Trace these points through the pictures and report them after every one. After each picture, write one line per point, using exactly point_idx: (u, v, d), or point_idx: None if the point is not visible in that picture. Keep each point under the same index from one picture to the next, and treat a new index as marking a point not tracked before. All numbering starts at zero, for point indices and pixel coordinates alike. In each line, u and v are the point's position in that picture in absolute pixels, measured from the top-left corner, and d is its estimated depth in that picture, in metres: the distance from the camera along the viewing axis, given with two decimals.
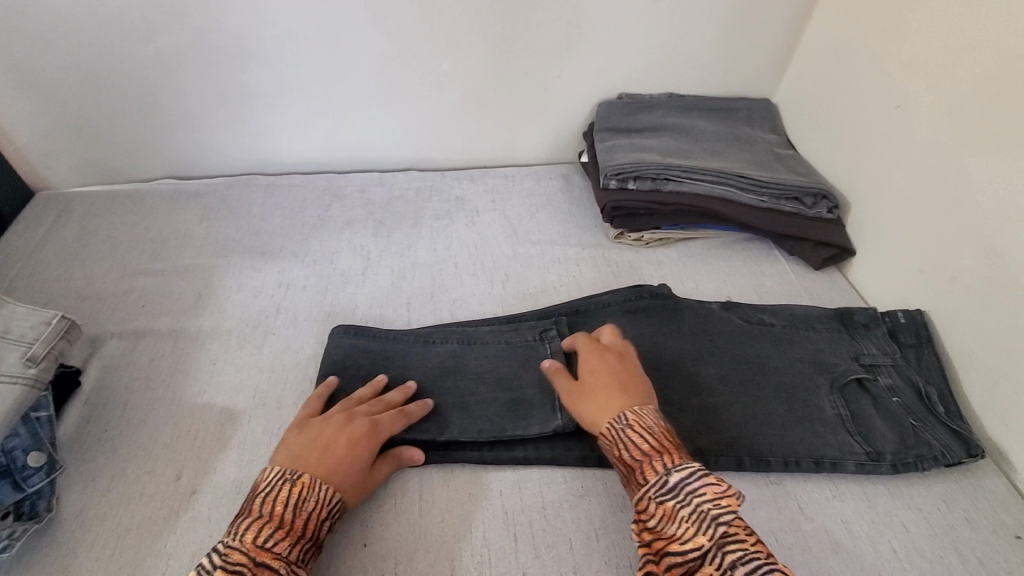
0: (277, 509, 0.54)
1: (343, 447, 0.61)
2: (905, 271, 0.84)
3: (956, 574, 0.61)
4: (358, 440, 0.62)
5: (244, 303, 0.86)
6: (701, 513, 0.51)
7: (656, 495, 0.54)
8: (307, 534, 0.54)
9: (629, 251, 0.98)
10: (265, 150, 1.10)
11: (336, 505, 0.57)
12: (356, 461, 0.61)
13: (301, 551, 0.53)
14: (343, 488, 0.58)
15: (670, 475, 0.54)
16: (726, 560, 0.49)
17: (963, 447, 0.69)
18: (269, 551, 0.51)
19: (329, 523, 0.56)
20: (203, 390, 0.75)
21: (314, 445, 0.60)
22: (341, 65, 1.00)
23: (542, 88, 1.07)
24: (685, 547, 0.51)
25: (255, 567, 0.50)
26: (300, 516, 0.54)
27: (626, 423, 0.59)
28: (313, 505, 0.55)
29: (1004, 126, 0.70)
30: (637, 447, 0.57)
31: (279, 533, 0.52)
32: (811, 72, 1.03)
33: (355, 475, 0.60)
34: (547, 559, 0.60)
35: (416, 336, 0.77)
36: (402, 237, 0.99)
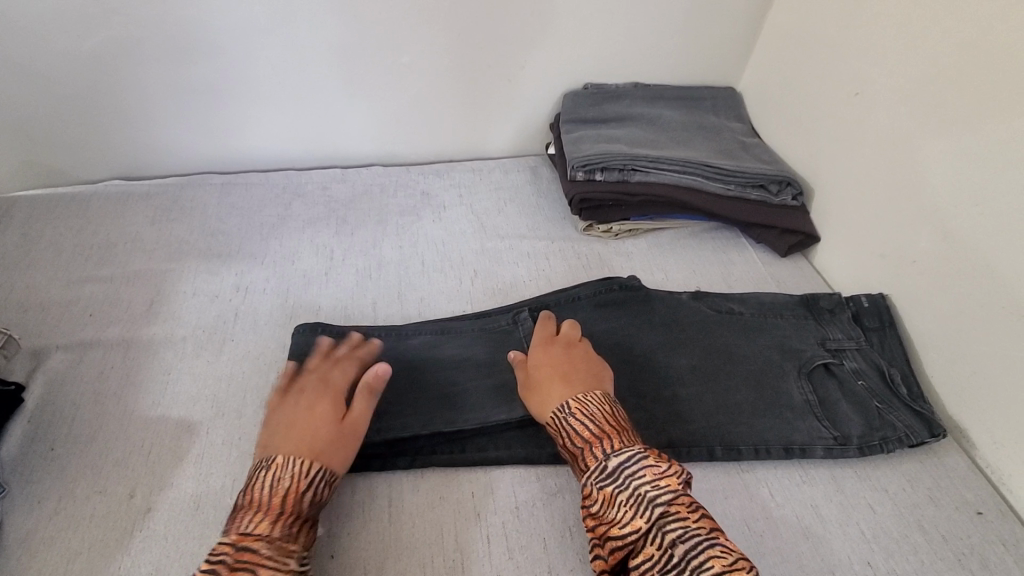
0: (253, 495, 0.54)
1: (305, 417, 0.60)
2: (867, 256, 0.85)
3: (921, 552, 0.62)
4: (319, 404, 0.61)
5: (200, 309, 0.82)
6: (639, 496, 0.53)
7: (597, 481, 0.55)
8: (287, 509, 0.53)
9: (598, 243, 0.97)
10: (220, 148, 1.05)
11: (313, 471, 0.56)
12: (323, 421, 0.60)
13: (285, 527, 0.52)
14: (320, 450, 0.57)
15: (609, 461, 0.56)
16: (665, 538, 0.50)
17: (925, 428, 0.70)
18: (248, 536, 0.51)
19: (314, 493, 0.55)
20: (158, 402, 0.71)
21: (280, 426, 0.59)
22: (297, 59, 0.96)
23: (506, 79, 1.05)
24: (625, 530, 0.52)
25: (238, 553, 0.49)
26: (275, 496, 0.53)
27: (569, 412, 0.60)
28: (289, 479, 0.54)
29: (958, 110, 0.71)
30: (578, 434, 0.58)
31: (257, 518, 0.52)
32: (772, 60, 1.04)
33: (325, 432, 0.59)
34: (520, 560, 0.59)
35: (388, 330, 0.76)
36: (366, 235, 0.96)
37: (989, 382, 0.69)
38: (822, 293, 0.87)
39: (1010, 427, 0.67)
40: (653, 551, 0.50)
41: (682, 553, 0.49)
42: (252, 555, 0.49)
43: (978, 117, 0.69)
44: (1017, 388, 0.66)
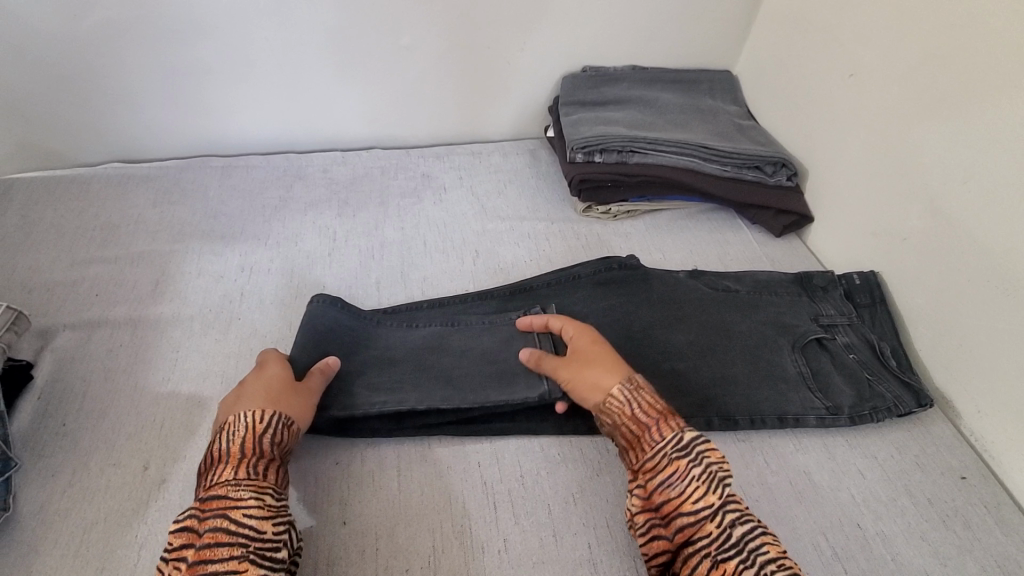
0: (213, 452, 0.56)
1: (254, 382, 0.62)
2: (859, 234, 0.88)
3: (908, 514, 0.65)
4: (266, 373, 0.64)
5: (204, 289, 0.83)
6: (711, 474, 0.54)
7: (671, 452, 0.55)
8: (247, 454, 0.55)
9: (597, 224, 0.99)
10: (219, 130, 1.05)
11: (266, 416, 0.58)
12: (269, 383, 0.62)
13: (250, 469, 0.55)
14: (273, 401, 0.60)
15: (684, 434, 0.56)
16: (727, 519, 0.52)
17: (913, 398, 0.73)
18: (215, 487, 0.53)
19: (274, 434, 0.57)
20: (167, 379, 0.73)
21: (230, 399, 0.61)
22: (296, 40, 0.96)
23: (505, 61, 1.06)
24: (695, 506, 0.53)
25: (207, 505, 0.52)
26: (233, 445, 0.56)
27: (636, 386, 0.60)
28: (244, 429, 0.56)
29: (950, 89, 0.73)
30: (650, 406, 0.59)
31: (221, 470, 0.54)
32: (768, 43, 1.05)
33: (275, 389, 0.61)
34: (526, 524, 0.61)
35: (399, 320, 0.77)
36: (368, 217, 0.97)
37: (974, 353, 0.72)
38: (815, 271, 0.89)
39: (993, 396, 0.70)
40: (714, 530, 0.51)
41: (742, 534, 0.51)
42: (221, 500, 0.52)
43: (969, 96, 0.71)
44: (1001, 358, 0.69)
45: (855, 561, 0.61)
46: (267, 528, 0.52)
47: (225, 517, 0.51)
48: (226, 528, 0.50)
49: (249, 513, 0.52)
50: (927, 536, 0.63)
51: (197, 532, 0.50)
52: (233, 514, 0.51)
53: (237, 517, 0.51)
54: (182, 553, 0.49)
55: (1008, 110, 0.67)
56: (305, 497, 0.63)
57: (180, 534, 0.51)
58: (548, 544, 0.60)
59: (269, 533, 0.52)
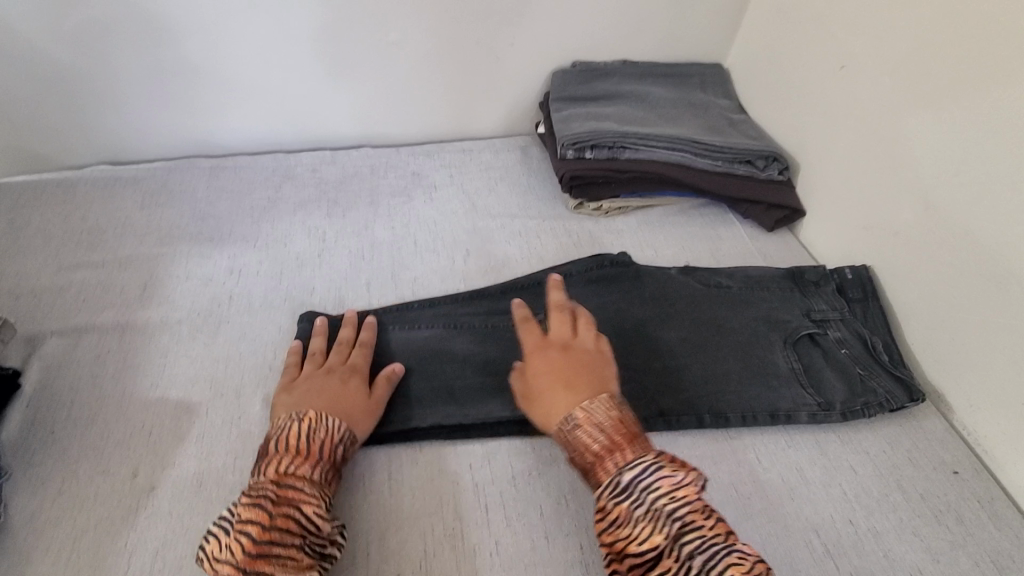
0: (292, 441, 0.58)
1: (342, 386, 0.65)
2: (852, 228, 0.87)
3: (900, 509, 0.65)
4: (349, 378, 0.67)
5: (193, 293, 0.83)
6: (656, 511, 0.53)
7: (612, 497, 0.55)
8: (324, 456, 0.58)
9: (589, 221, 0.98)
10: (205, 131, 1.04)
11: (345, 431, 0.61)
12: (355, 395, 0.65)
13: (322, 471, 0.58)
14: (348, 415, 0.63)
15: (623, 476, 0.55)
16: (683, 551, 0.51)
17: (905, 393, 0.73)
18: (290, 476, 0.56)
19: (344, 447, 0.61)
20: (155, 385, 0.72)
21: (318, 386, 0.65)
22: (283, 37, 0.95)
23: (494, 56, 1.05)
24: (643, 546, 0.52)
25: (280, 491, 0.55)
26: (314, 443, 0.58)
27: (574, 425, 0.58)
28: (325, 432, 0.59)
29: (942, 82, 0.72)
30: (585, 448, 0.57)
31: (296, 461, 0.57)
32: (759, 36, 1.04)
33: (355, 402, 0.64)
34: (517, 526, 0.61)
35: (398, 322, 0.78)
36: (358, 217, 0.96)
37: (966, 348, 0.72)
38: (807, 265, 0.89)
39: (984, 390, 0.70)
40: (671, 564, 0.51)
41: (701, 565, 0.50)
42: (295, 492, 0.55)
43: (962, 87, 0.70)
44: (993, 352, 0.69)
45: (847, 558, 0.61)
46: (326, 528, 0.55)
47: (297, 509, 0.54)
48: (296, 519, 0.53)
49: (316, 511, 0.55)
50: (919, 532, 0.63)
51: (269, 514, 0.53)
52: (304, 508, 0.54)
53: (307, 512, 0.54)
54: (248, 527, 0.52)
55: (1002, 102, 0.66)
56: None
57: (251, 511, 0.53)
58: (539, 546, 0.60)
59: (326, 532, 0.55)
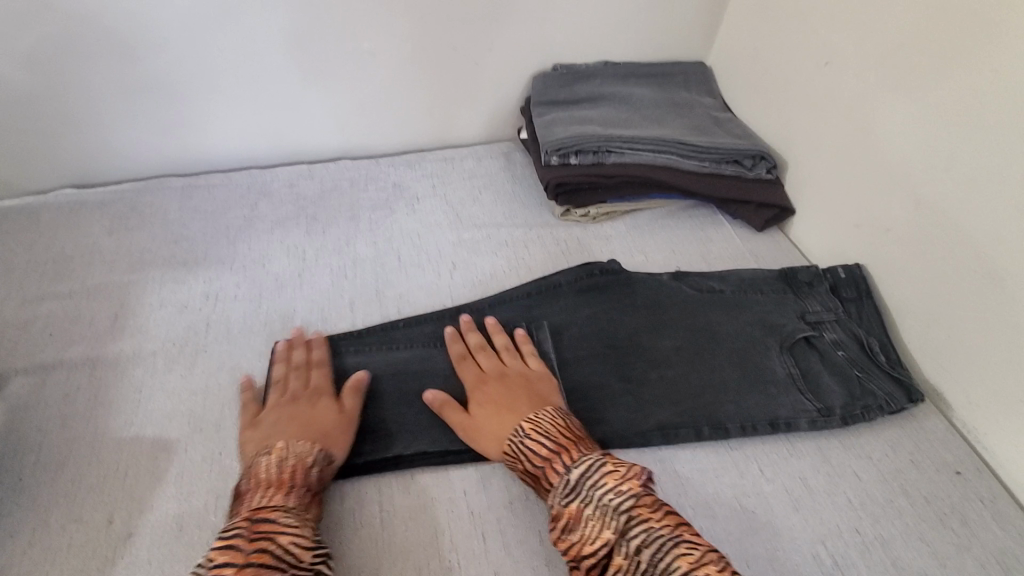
0: (260, 477, 0.57)
1: (306, 410, 0.65)
2: (842, 225, 0.86)
3: (906, 515, 0.64)
4: (317, 402, 0.66)
5: (168, 321, 0.79)
6: (603, 507, 0.54)
7: (561, 498, 0.56)
8: (297, 485, 0.57)
9: (576, 228, 0.96)
10: (176, 148, 1.00)
11: (317, 453, 0.60)
12: (323, 415, 0.65)
13: (298, 500, 0.56)
14: (324, 437, 0.63)
15: (570, 474, 0.57)
16: (632, 546, 0.51)
17: (904, 395, 0.72)
18: (263, 509, 0.53)
19: (319, 471, 0.60)
20: (130, 422, 0.69)
21: (278, 418, 0.64)
22: (253, 49, 0.92)
23: (472, 62, 1.02)
24: (595, 545, 0.53)
25: (254, 525, 0.52)
26: (284, 474, 0.57)
27: (523, 435, 0.61)
28: (294, 458, 0.59)
29: (930, 77, 0.71)
30: (534, 456, 0.60)
31: (269, 494, 0.55)
32: (741, 33, 1.02)
33: (328, 422, 0.64)
34: (518, 554, 0.59)
35: (379, 343, 0.75)
36: (338, 232, 0.93)
37: (963, 345, 0.71)
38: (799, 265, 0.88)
39: (984, 388, 0.69)
40: (622, 561, 0.51)
41: (649, 558, 0.50)
42: (270, 523, 0.52)
43: (949, 82, 0.69)
44: (991, 349, 0.68)
45: (855, 569, 0.60)
46: (309, 558, 0.52)
47: (275, 540, 0.51)
48: (275, 551, 0.50)
49: (296, 540, 0.52)
50: (926, 537, 0.62)
51: (245, 551, 0.49)
52: (281, 539, 0.51)
53: (286, 542, 0.51)
54: (224, 568, 0.48)
55: (992, 96, 0.65)
56: None
57: (226, 552, 0.49)
58: (540, 575, 0.58)
59: (308, 563, 0.51)
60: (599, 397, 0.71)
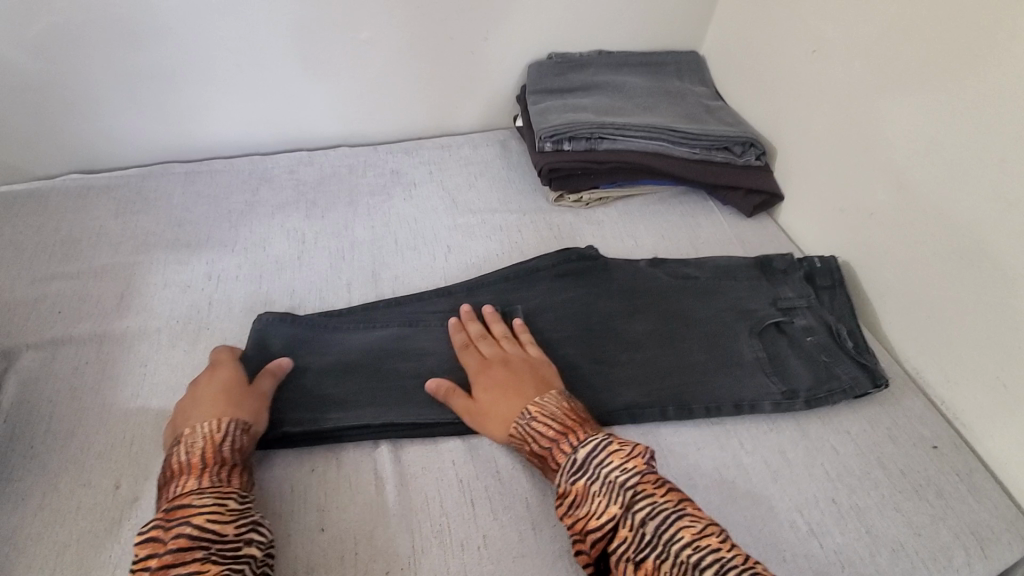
0: (173, 466, 0.58)
1: (209, 389, 0.64)
2: (829, 210, 0.88)
3: (881, 486, 0.66)
4: (214, 378, 0.66)
5: (172, 300, 0.82)
6: (610, 483, 0.56)
7: (568, 475, 0.58)
8: (209, 464, 0.57)
9: (569, 213, 0.98)
10: (179, 135, 1.03)
11: (224, 427, 0.60)
12: (227, 390, 0.64)
13: (212, 478, 0.56)
14: (230, 406, 0.63)
15: (577, 454, 0.59)
16: (636, 519, 0.53)
17: (869, 379, 0.74)
18: (178, 497, 0.55)
19: (232, 442, 0.60)
20: (135, 394, 0.71)
21: (184, 406, 0.64)
22: (254, 36, 0.94)
23: (468, 51, 1.04)
24: (601, 519, 0.55)
25: (169, 513, 0.53)
26: (194, 458, 0.58)
27: (530, 418, 0.63)
28: (201, 439, 0.59)
29: (913, 63, 0.73)
30: (541, 436, 0.61)
31: (182, 482, 0.56)
32: (732, 22, 1.04)
33: (233, 396, 0.64)
34: (505, 519, 0.62)
35: (356, 321, 0.76)
36: (337, 216, 0.95)
37: (942, 324, 0.73)
38: (777, 253, 0.90)
39: (961, 365, 0.72)
40: (627, 533, 0.53)
41: (653, 530, 0.52)
42: (183, 508, 0.53)
43: (931, 67, 0.71)
44: (968, 327, 0.70)
45: (832, 537, 0.62)
46: (230, 530, 0.53)
47: (188, 523, 0.52)
48: (191, 533, 0.52)
49: (212, 516, 0.53)
50: (900, 507, 0.65)
51: (162, 540, 0.51)
52: (196, 519, 0.53)
53: (201, 521, 0.53)
54: (148, 561, 0.50)
55: (975, 81, 0.67)
56: (282, 505, 0.62)
57: (144, 546, 0.51)
58: (527, 538, 0.61)
59: (231, 535, 0.53)
60: (586, 374, 0.73)
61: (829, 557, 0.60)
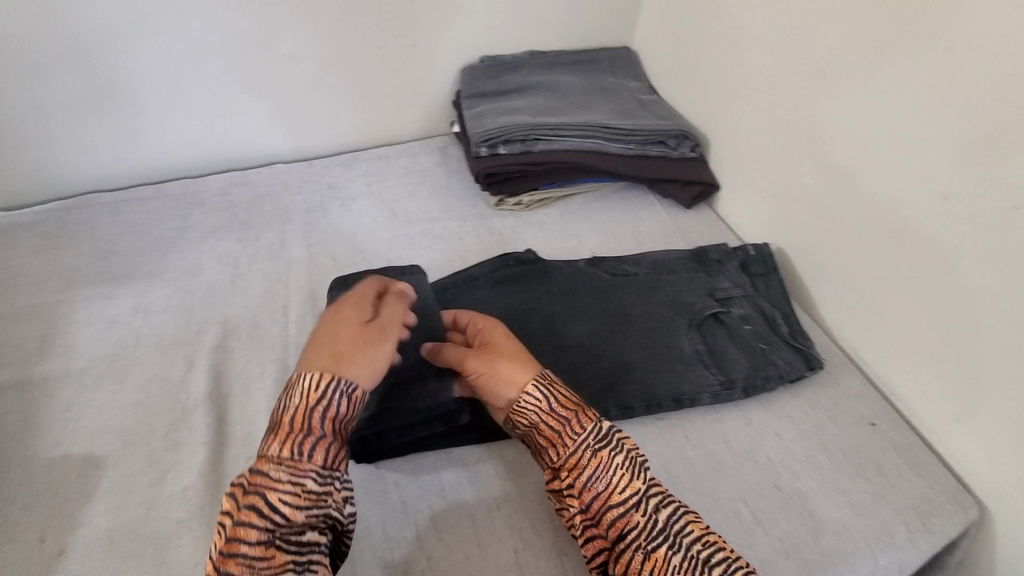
0: (270, 416, 0.52)
1: (332, 327, 0.57)
2: (762, 197, 0.89)
3: (823, 469, 0.67)
4: (340, 328, 0.56)
5: (98, 338, 0.78)
6: (632, 460, 0.55)
7: (593, 444, 0.55)
8: (295, 428, 0.51)
9: (511, 217, 0.97)
10: (102, 164, 0.98)
11: (327, 387, 0.52)
12: (348, 334, 0.56)
13: (294, 447, 0.50)
14: (339, 361, 0.54)
15: (602, 423, 0.57)
16: (652, 505, 0.53)
17: (804, 363, 0.75)
18: (258, 458, 0.49)
19: (330, 404, 0.52)
20: (60, 441, 0.68)
21: (309, 341, 0.57)
22: (173, 58, 0.91)
23: (398, 59, 1.02)
24: (624, 494, 0.53)
25: (249, 473, 0.48)
26: (286, 414, 0.51)
27: (552, 384, 0.58)
28: (298, 395, 0.52)
29: (825, 50, 0.74)
30: (566, 398, 0.57)
31: (268, 439, 0.50)
32: (660, 17, 1.05)
33: (352, 342, 0.55)
34: (451, 537, 0.60)
35: None
36: (272, 237, 0.93)
37: (873, 302, 0.75)
38: (713, 244, 0.91)
39: (891, 339, 0.73)
40: (643, 517, 0.52)
41: (667, 518, 0.52)
42: (260, 476, 0.48)
43: (843, 52, 0.72)
44: (898, 303, 0.71)
45: (776, 524, 0.62)
46: (299, 518, 0.48)
47: (262, 497, 0.47)
48: (262, 510, 0.47)
49: (286, 498, 0.48)
50: (841, 488, 0.66)
51: (235, 505, 0.47)
52: (271, 495, 0.47)
53: (274, 498, 0.47)
54: (224, 519, 0.47)
55: (881, 64, 0.68)
56: None
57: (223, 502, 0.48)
58: (474, 555, 0.59)
59: (300, 522, 0.48)
60: None
61: (775, 546, 0.61)
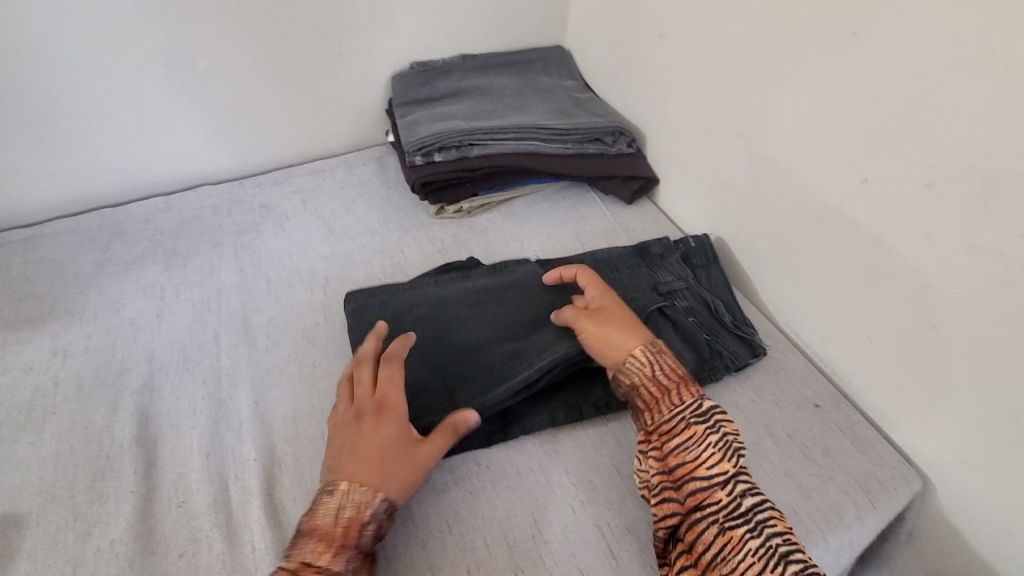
0: (318, 519, 0.54)
1: (368, 436, 0.58)
2: (698, 189, 0.90)
3: (771, 454, 0.68)
4: (379, 434, 0.59)
5: (11, 387, 0.72)
6: (727, 443, 0.58)
7: (689, 417, 0.60)
8: (347, 542, 0.53)
9: (452, 224, 0.95)
10: (10, 199, 0.91)
11: (377, 503, 0.55)
12: (389, 445, 0.58)
13: (343, 561, 0.52)
14: (382, 478, 0.56)
15: (703, 402, 0.61)
16: (738, 489, 0.56)
17: (748, 350, 0.76)
18: (309, 564, 0.51)
19: (375, 524, 0.55)
20: None
21: (345, 442, 0.59)
22: (77, 83, 0.85)
23: (324, 70, 0.99)
24: (711, 471, 0.56)
25: None
26: (338, 524, 0.53)
27: (657, 351, 0.65)
28: (351, 507, 0.54)
29: (744, 42, 0.75)
30: (671, 370, 0.63)
31: (318, 545, 0.52)
32: (588, 15, 1.05)
33: (394, 456, 0.58)
34: (401, 565, 0.58)
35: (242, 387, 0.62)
36: (201, 263, 0.88)
37: (808, 286, 0.76)
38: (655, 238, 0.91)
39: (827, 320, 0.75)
40: (725, 496, 0.55)
41: (750, 506, 0.55)
42: None
43: (761, 43, 0.73)
44: (832, 285, 0.73)
45: None
46: None
47: None
48: None
49: None
50: (790, 472, 0.66)
51: None
52: None
53: None
54: None
55: (796, 54, 0.69)
56: None
57: None
58: None
59: None
60: None
61: None
